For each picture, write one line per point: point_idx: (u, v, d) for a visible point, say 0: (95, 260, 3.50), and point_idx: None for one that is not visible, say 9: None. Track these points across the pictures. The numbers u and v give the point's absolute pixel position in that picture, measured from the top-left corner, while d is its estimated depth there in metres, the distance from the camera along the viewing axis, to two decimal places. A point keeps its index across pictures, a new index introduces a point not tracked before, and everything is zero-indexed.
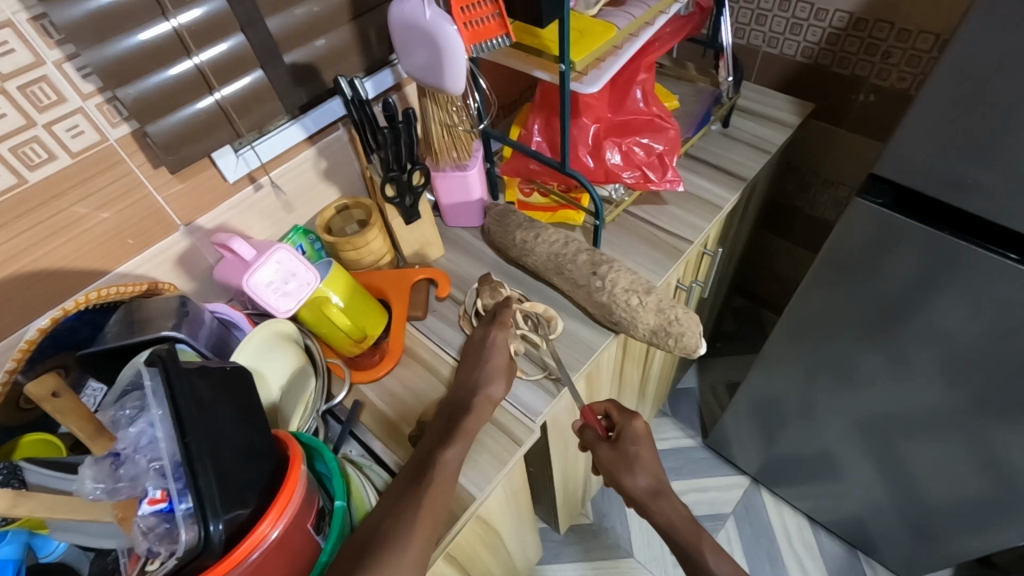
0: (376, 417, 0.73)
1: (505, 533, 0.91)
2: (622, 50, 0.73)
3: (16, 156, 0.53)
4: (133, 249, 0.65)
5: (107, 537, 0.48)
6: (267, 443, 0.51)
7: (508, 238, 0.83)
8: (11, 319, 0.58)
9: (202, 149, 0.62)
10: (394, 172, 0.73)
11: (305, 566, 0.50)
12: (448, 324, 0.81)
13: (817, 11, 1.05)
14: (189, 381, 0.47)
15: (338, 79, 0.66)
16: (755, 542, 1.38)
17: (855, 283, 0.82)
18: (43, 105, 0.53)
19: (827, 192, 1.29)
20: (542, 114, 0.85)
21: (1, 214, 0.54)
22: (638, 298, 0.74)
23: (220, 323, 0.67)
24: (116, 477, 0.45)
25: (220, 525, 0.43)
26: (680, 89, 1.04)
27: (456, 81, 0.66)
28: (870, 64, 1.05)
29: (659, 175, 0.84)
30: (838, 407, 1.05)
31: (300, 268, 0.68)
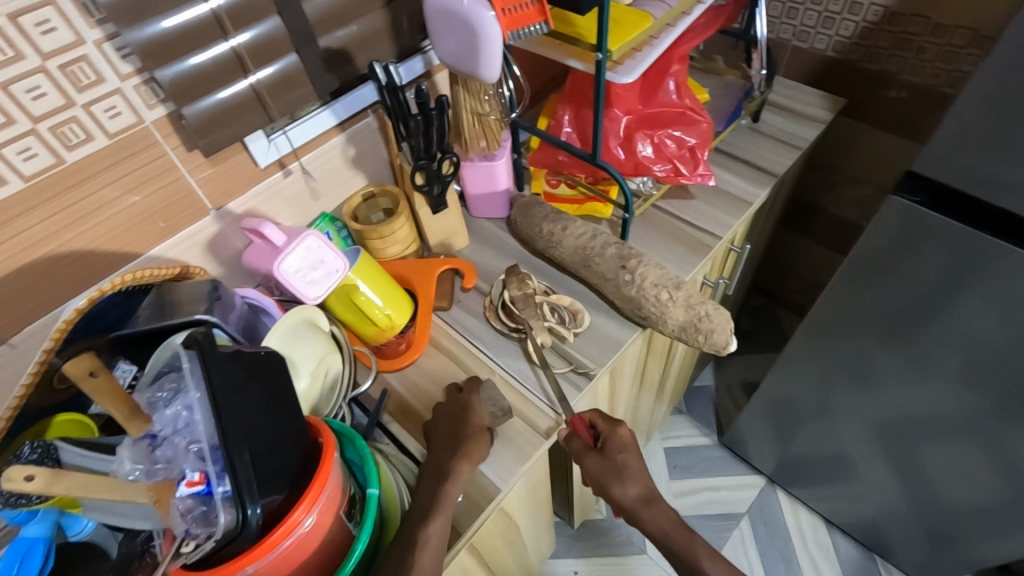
0: (401, 407, 0.73)
1: (524, 526, 0.91)
2: (658, 40, 0.72)
3: (55, 136, 0.53)
4: (164, 232, 0.65)
5: (140, 519, 0.49)
6: (298, 429, 0.51)
7: (535, 230, 0.82)
8: (47, 298, 0.58)
9: (234, 133, 0.62)
10: (423, 161, 0.72)
11: (335, 552, 0.50)
12: (474, 316, 0.81)
13: (850, 5, 1.02)
14: (224, 365, 0.46)
15: (371, 64, 0.65)
16: (769, 543, 1.36)
17: (884, 285, 0.81)
18: (82, 85, 0.53)
19: (852, 191, 1.26)
20: (571, 105, 0.84)
21: (37, 194, 0.54)
22: (668, 294, 0.72)
23: (250, 308, 0.67)
24: (153, 459, 0.44)
25: (257, 509, 0.43)
26: (708, 82, 1.03)
27: (491, 68, 0.65)
28: (903, 59, 1.02)
29: (690, 169, 0.82)
30: (861, 410, 1.03)
31: (327, 255, 0.67)
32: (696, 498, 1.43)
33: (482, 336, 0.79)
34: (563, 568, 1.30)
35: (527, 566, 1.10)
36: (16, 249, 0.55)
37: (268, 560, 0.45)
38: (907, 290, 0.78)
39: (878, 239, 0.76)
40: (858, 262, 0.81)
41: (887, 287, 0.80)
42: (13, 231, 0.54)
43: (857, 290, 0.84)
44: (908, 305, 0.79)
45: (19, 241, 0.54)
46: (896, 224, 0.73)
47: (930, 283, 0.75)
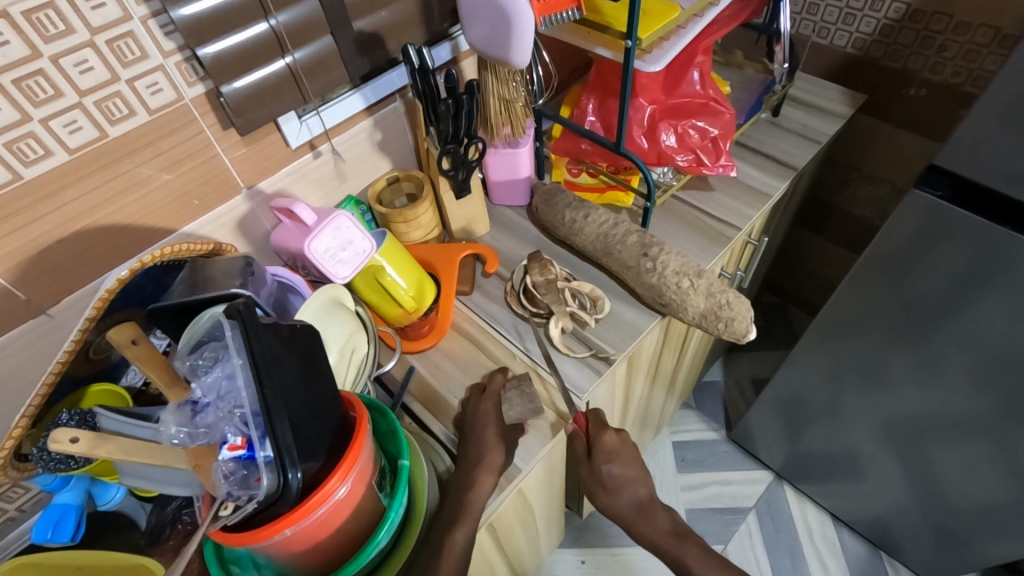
0: (424, 389, 0.75)
1: (538, 511, 0.92)
2: (685, 30, 0.73)
3: (99, 110, 0.54)
4: (197, 210, 0.66)
5: (176, 486, 0.50)
6: (331, 402, 0.52)
7: (557, 217, 0.83)
8: (85, 269, 0.60)
9: (269, 112, 0.63)
10: (451, 146, 0.73)
11: (366, 520, 0.52)
12: (495, 301, 0.82)
13: (872, 2, 1.03)
14: (264, 336, 0.47)
15: (405, 47, 0.66)
16: (775, 538, 1.37)
17: (901, 280, 0.81)
18: (127, 60, 0.54)
19: (867, 189, 1.27)
20: (596, 94, 0.85)
21: (79, 167, 0.55)
22: (689, 281, 0.73)
23: (279, 285, 0.68)
24: (195, 424, 0.46)
25: (297, 475, 0.45)
26: (729, 75, 1.03)
27: (522, 53, 0.66)
28: (923, 57, 1.03)
29: (712, 159, 0.83)
30: (873, 406, 1.04)
31: (356, 236, 0.68)
32: (705, 491, 1.44)
33: (503, 321, 0.80)
34: (569, 557, 1.31)
35: (537, 553, 1.11)
36: (58, 221, 0.56)
37: (305, 524, 0.46)
38: (926, 285, 0.79)
39: (898, 233, 0.77)
40: (876, 257, 0.81)
41: (905, 282, 0.81)
42: (56, 203, 0.55)
43: (874, 284, 0.85)
44: (927, 300, 0.80)
45: (61, 213, 0.56)
46: (917, 218, 0.74)
47: (950, 278, 0.75)
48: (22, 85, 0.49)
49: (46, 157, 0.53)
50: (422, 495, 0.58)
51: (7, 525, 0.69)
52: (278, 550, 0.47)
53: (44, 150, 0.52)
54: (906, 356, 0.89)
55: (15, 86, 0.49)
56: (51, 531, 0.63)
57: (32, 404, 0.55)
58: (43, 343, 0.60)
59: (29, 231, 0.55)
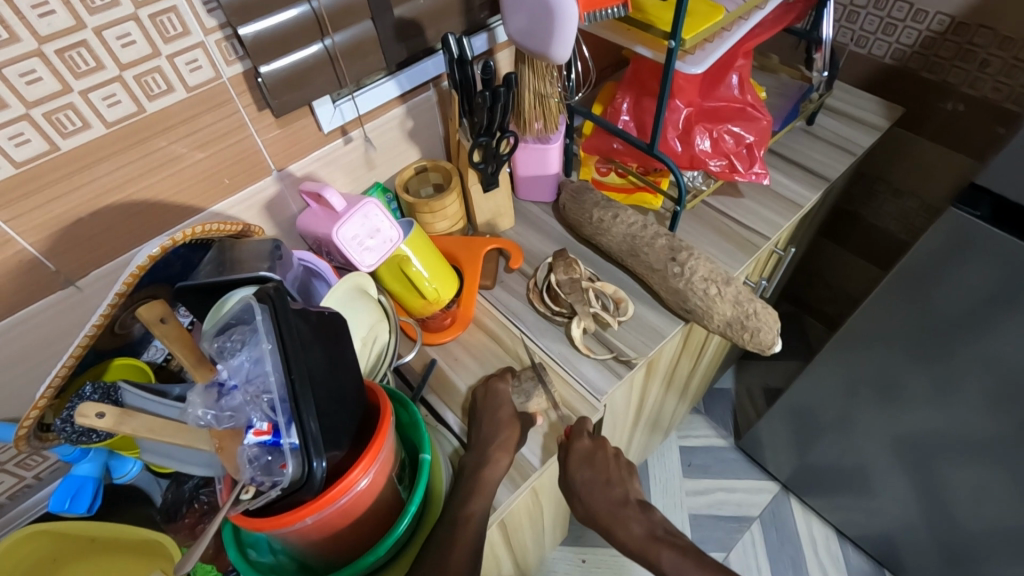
0: (443, 382, 0.74)
1: (547, 507, 0.91)
2: (729, 33, 0.72)
3: (138, 85, 0.54)
4: (227, 189, 0.66)
5: (197, 466, 0.50)
6: (355, 391, 0.52)
7: (584, 216, 0.82)
8: (115, 242, 0.60)
9: (305, 95, 0.63)
10: (483, 138, 0.72)
11: (383, 510, 0.52)
12: (516, 296, 0.81)
13: (915, 12, 1.00)
14: (293, 322, 0.47)
15: (445, 36, 0.65)
16: (779, 549, 1.36)
17: (930, 299, 0.79)
18: (168, 36, 0.53)
19: (894, 203, 1.24)
20: (631, 92, 0.84)
21: (114, 141, 0.55)
22: (717, 288, 0.72)
23: (304, 270, 0.68)
24: (221, 406, 0.46)
25: (322, 463, 0.45)
26: (764, 80, 1.01)
27: (562, 48, 0.64)
28: (964, 71, 1.00)
29: (745, 166, 0.82)
30: (889, 425, 1.02)
31: (383, 224, 0.67)
32: (710, 497, 1.43)
33: (523, 317, 0.79)
34: (571, 556, 1.31)
35: (542, 548, 1.10)
36: (91, 194, 0.56)
37: (325, 513, 0.46)
38: (954, 304, 0.77)
39: (930, 251, 0.75)
40: (905, 274, 0.80)
41: (933, 301, 0.79)
42: (90, 176, 0.55)
43: (899, 302, 0.84)
44: (954, 320, 0.78)
45: (94, 186, 0.56)
46: (950, 237, 0.72)
47: (979, 300, 0.74)
48: (64, 56, 0.49)
49: (84, 130, 0.53)
50: (440, 489, 0.61)
51: (26, 492, 0.70)
52: (297, 537, 0.48)
53: (82, 122, 0.52)
54: (927, 374, 0.87)
55: (57, 56, 0.48)
56: (68, 502, 0.64)
57: (57, 377, 0.54)
58: (69, 314, 0.61)
59: (63, 202, 0.55)
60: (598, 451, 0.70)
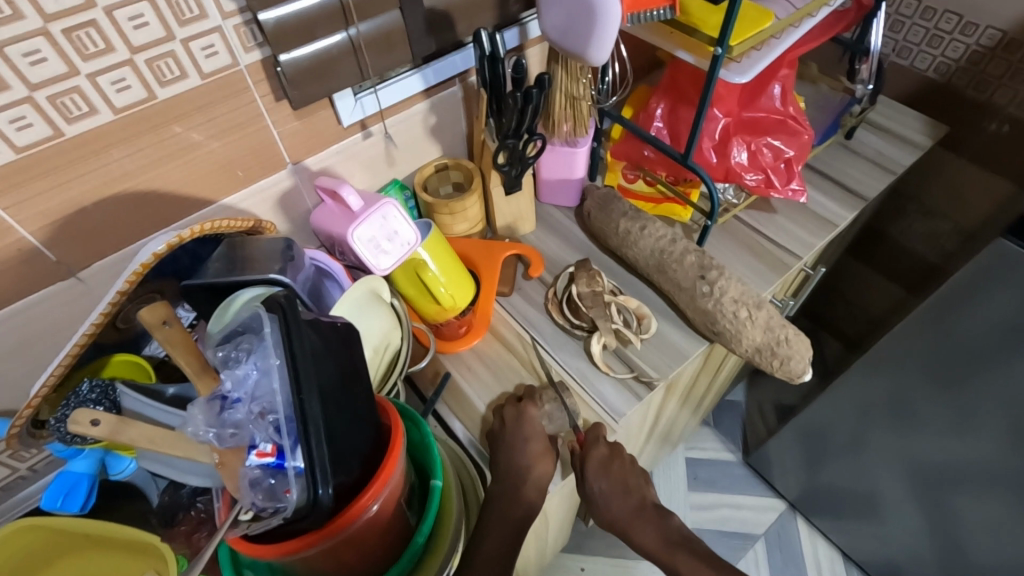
0: (455, 393, 0.71)
1: (551, 521, 0.89)
2: (778, 41, 0.67)
3: (150, 70, 0.50)
4: (240, 181, 0.63)
5: (195, 476, 0.46)
6: (368, 410, 0.49)
7: (611, 226, 0.78)
8: (120, 233, 0.57)
9: (327, 87, 0.59)
10: (511, 140, 0.69)
11: (393, 535, 0.49)
12: (535, 306, 0.78)
13: (965, 25, 0.95)
14: (305, 335, 0.44)
15: (478, 31, 0.61)
16: (783, 569, 1.33)
17: (967, 331, 0.75)
18: (184, 19, 0.50)
19: (925, 223, 1.20)
20: (667, 98, 0.79)
21: (122, 128, 0.52)
22: (748, 312, 0.68)
23: (315, 270, 0.65)
24: (223, 423, 0.41)
25: (328, 491, 0.42)
26: (803, 90, 0.97)
27: (601, 49, 0.60)
28: (1013, 90, 0.95)
29: (782, 182, 0.78)
30: (908, 455, 0.99)
31: (402, 227, 0.64)
32: (715, 513, 1.40)
33: (541, 329, 0.75)
34: (570, 564, 1.28)
35: (542, 557, 1.08)
36: (97, 181, 0.53)
37: (332, 540, 0.44)
38: (993, 337, 0.73)
39: (971, 279, 0.71)
40: (939, 301, 0.76)
41: (969, 333, 0.75)
42: (97, 163, 0.52)
43: (934, 332, 0.79)
44: (989, 354, 0.74)
45: (102, 173, 0.53)
46: (998, 269, 0.68)
47: (1021, 336, 0.70)
48: (72, 36, 0.45)
49: (91, 115, 0.49)
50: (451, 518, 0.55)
51: (20, 483, 0.68)
52: (302, 564, 0.45)
53: (89, 107, 0.49)
54: (954, 406, 0.83)
55: (65, 36, 0.45)
56: (61, 500, 0.61)
57: (56, 373, 0.51)
58: (69, 306, 0.58)
59: (67, 189, 0.52)
60: (616, 470, 0.67)
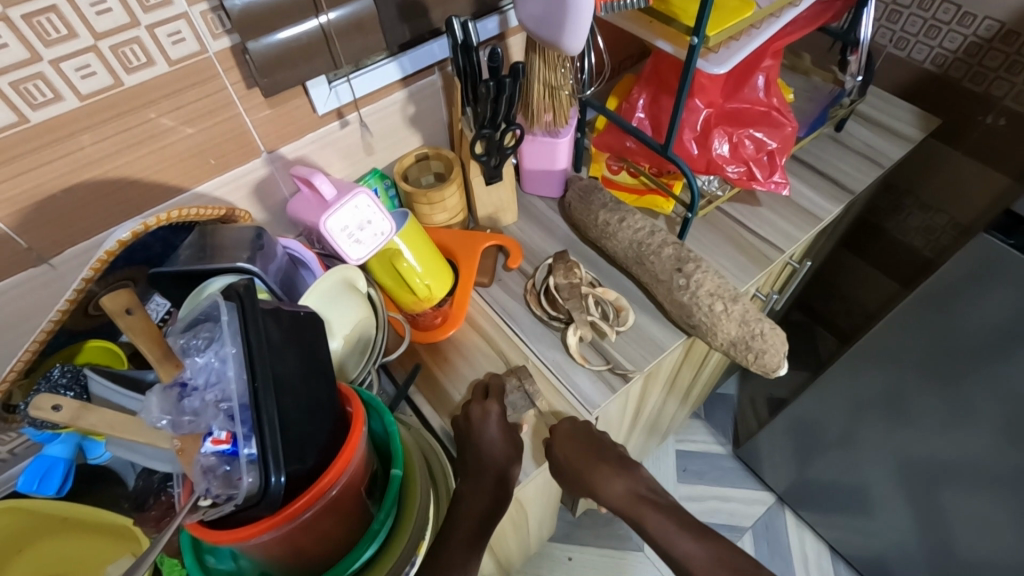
0: (430, 382, 0.72)
1: (531, 513, 0.89)
2: (758, 31, 0.66)
3: (114, 56, 0.50)
4: (214, 170, 0.63)
5: (160, 461, 0.47)
6: (330, 398, 0.49)
7: (590, 217, 0.78)
8: (92, 220, 0.57)
9: (297, 75, 0.59)
10: (487, 130, 0.68)
11: (354, 521, 0.50)
12: (513, 297, 0.77)
13: (962, 16, 0.93)
14: (263, 324, 0.45)
15: (450, 19, 0.61)
16: (769, 561, 1.33)
17: (948, 325, 0.75)
18: (148, 5, 0.50)
19: (921, 218, 1.18)
20: (650, 88, 0.79)
21: (89, 115, 0.52)
22: (723, 305, 0.68)
23: (290, 259, 0.65)
24: (180, 410, 0.42)
25: (280, 479, 0.42)
26: (794, 81, 0.95)
27: (575, 38, 0.60)
28: (1009, 83, 0.93)
29: (764, 175, 0.77)
30: (890, 448, 0.99)
31: (376, 216, 0.64)
32: (703, 504, 1.40)
33: (519, 320, 0.75)
34: (557, 552, 1.29)
35: (527, 546, 1.08)
36: (66, 168, 0.53)
37: (289, 526, 0.44)
38: (977, 331, 0.73)
39: (954, 273, 0.71)
40: (926, 295, 0.76)
41: (953, 327, 0.75)
42: (65, 149, 0.52)
43: (919, 325, 0.79)
44: (975, 349, 0.74)
45: (71, 159, 0.53)
46: (980, 263, 0.68)
47: (1005, 330, 0.69)
48: (32, 22, 0.45)
49: (55, 101, 0.49)
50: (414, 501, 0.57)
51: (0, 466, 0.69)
52: (260, 548, 0.45)
53: (53, 94, 0.49)
54: (940, 400, 0.83)
55: (25, 22, 0.45)
56: (37, 483, 0.63)
57: (23, 358, 0.53)
58: (42, 293, 0.58)
59: (35, 176, 0.52)
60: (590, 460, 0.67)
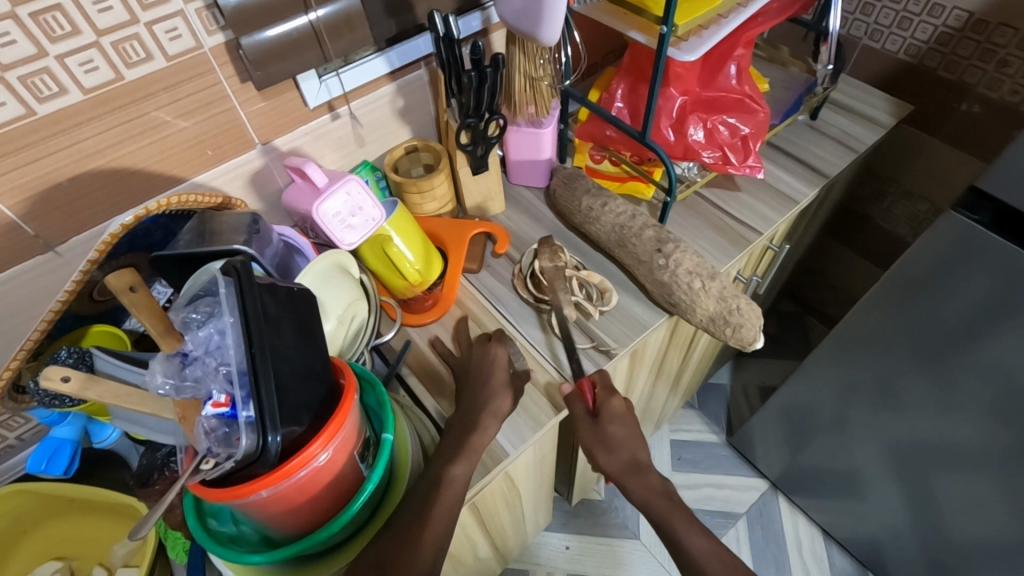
0: (421, 362, 0.74)
1: (525, 494, 0.91)
2: (727, 20, 0.70)
3: (116, 52, 0.53)
4: (210, 160, 0.66)
5: (164, 434, 0.50)
6: (324, 367, 0.52)
7: (574, 203, 0.81)
8: (96, 209, 0.61)
9: (289, 68, 0.62)
10: (471, 119, 0.72)
11: (345, 486, 0.53)
12: (502, 282, 0.80)
13: (932, 7, 0.96)
14: (258, 295, 0.48)
15: (432, 14, 0.64)
16: (763, 546, 1.33)
17: (928, 303, 0.77)
18: (147, 3, 0.53)
19: (905, 205, 1.21)
20: (627, 79, 0.82)
21: (92, 108, 0.55)
22: (701, 282, 0.71)
23: (285, 245, 0.68)
24: (183, 376, 0.45)
25: (278, 438, 0.45)
26: (771, 72, 0.98)
27: (551, 29, 0.63)
28: (981, 71, 0.96)
29: (739, 159, 0.81)
30: (875, 428, 1.00)
31: (366, 203, 0.67)
32: (697, 492, 1.40)
33: (507, 304, 0.78)
34: (554, 541, 1.31)
35: (522, 533, 1.10)
36: (71, 158, 0.56)
37: (282, 487, 0.47)
38: (952, 308, 0.74)
39: (929, 254, 0.73)
40: (908, 274, 0.77)
41: (932, 305, 0.76)
42: (70, 140, 0.55)
43: (900, 305, 0.80)
44: (953, 324, 0.76)
45: (75, 150, 0.56)
46: (951, 240, 0.70)
47: (980, 305, 0.71)
48: (39, 19, 0.49)
49: (61, 95, 0.53)
50: (405, 470, 0.60)
51: (9, 451, 0.71)
52: (256, 509, 0.48)
53: (59, 87, 0.52)
54: (925, 378, 0.83)
55: (32, 19, 0.49)
56: (45, 464, 0.65)
57: (31, 339, 0.56)
58: (49, 278, 0.61)
59: (42, 165, 0.55)
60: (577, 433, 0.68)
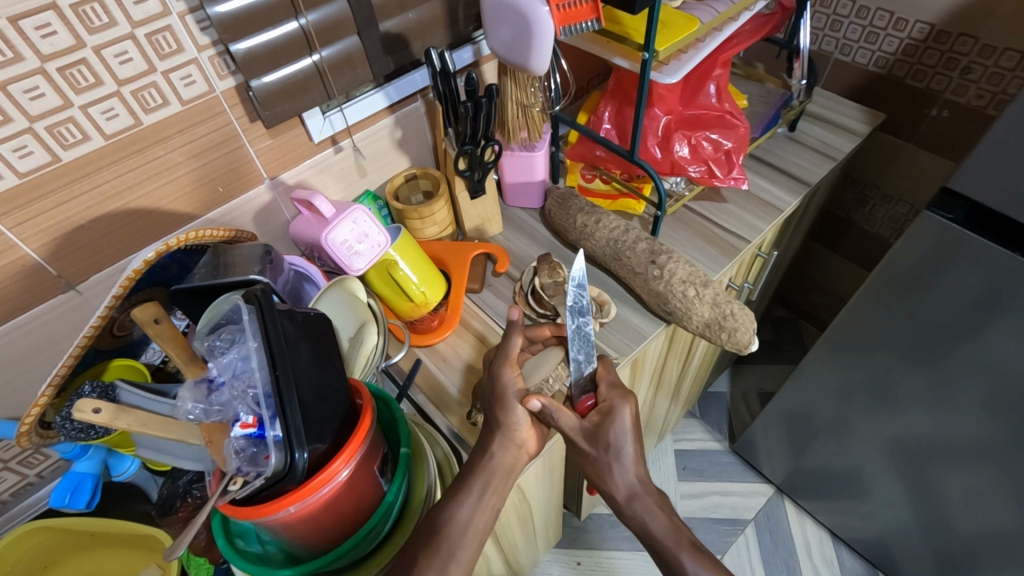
0: (429, 381, 0.76)
1: (535, 508, 0.93)
2: (704, 44, 0.74)
3: (135, 99, 0.57)
4: (222, 197, 0.69)
5: (191, 461, 0.51)
6: (342, 388, 0.55)
7: (569, 221, 0.84)
8: (115, 249, 0.63)
9: (296, 106, 0.66)
10: (468, 146, 0.75)
11: (366, 502, 0.55)
12: (503, 299, 0.83)
13: (896, 21, 1.01)
14: (278, 321, 0.50)
15: (428, 50, 0.68)
16: (773, 550, 1.34)
17: (912, 301, 0.80)
18: (164, 53, 0.57)
19: (886, 208, 1.25)
20: (613, 102, 0.87)
21: (112, 153, 0.58)
22: (695, 290, 0.74)
23: (296, 274, 0.72)
24: (210, 400, 0.48)
25: (304, 455, 0.47)
26: (749, 88, 1.03)
27: (540, 60, 0.67)
28: (946, 78, 1.01)
29: (725, 171, 0.85)
30: (872, 426, 1.03)
31: (372, 230, 0.70)
32: (704, 500, 1.41)
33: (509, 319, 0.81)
34: (565, 557, 1.31)
35: (534, 549, 1.11)
36: (92, 201, 0.59)
37: (308, 503, 0.49)
38: (936, 304, 0.77)
39: (909, 254, 0.76)
40: (891, 274, 0.80)
41: (917, 302, 0.79)
42: (92, 184, 0.58)
43: (886, 304, 0.83)
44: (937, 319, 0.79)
45: (96, 194, 0.59)
46: (927, 239, 0.73)
47: (961, 301, 0.74)
48: (66, 73, 0.52)
49: (84, 141, 0.56)
50: (421, 488, 0.61)
51: (28, 489, 0.73)
52: (283, 526, 0.50)
53: (82, 135, 0.56)
54: (916, 374, 0.86)
55: (59, 74, 0.52)
56: (68, 497, 0.66)
57: (59, 374, 0.57)
58: (69, 317, 0.64)
59: (65, 209, 0.58)
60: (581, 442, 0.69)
